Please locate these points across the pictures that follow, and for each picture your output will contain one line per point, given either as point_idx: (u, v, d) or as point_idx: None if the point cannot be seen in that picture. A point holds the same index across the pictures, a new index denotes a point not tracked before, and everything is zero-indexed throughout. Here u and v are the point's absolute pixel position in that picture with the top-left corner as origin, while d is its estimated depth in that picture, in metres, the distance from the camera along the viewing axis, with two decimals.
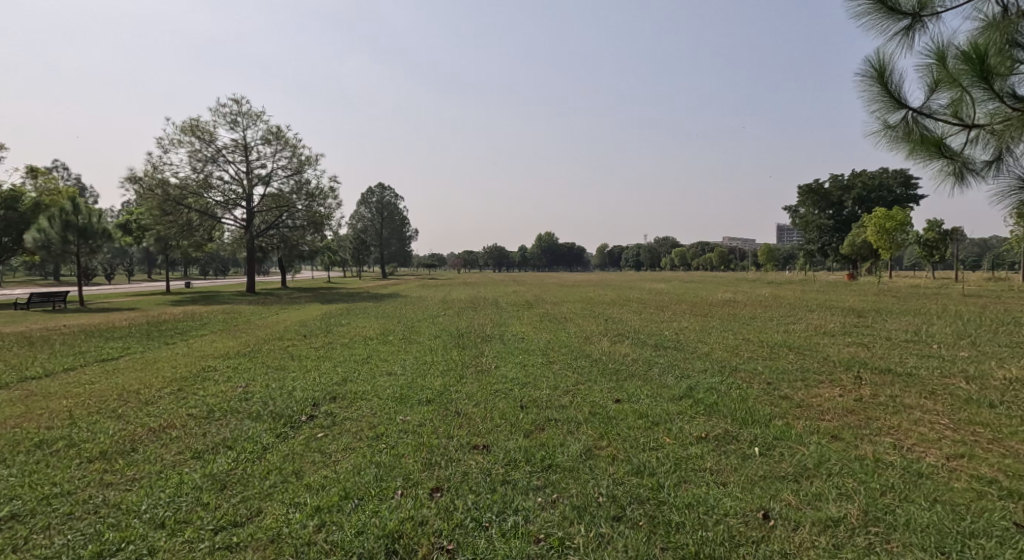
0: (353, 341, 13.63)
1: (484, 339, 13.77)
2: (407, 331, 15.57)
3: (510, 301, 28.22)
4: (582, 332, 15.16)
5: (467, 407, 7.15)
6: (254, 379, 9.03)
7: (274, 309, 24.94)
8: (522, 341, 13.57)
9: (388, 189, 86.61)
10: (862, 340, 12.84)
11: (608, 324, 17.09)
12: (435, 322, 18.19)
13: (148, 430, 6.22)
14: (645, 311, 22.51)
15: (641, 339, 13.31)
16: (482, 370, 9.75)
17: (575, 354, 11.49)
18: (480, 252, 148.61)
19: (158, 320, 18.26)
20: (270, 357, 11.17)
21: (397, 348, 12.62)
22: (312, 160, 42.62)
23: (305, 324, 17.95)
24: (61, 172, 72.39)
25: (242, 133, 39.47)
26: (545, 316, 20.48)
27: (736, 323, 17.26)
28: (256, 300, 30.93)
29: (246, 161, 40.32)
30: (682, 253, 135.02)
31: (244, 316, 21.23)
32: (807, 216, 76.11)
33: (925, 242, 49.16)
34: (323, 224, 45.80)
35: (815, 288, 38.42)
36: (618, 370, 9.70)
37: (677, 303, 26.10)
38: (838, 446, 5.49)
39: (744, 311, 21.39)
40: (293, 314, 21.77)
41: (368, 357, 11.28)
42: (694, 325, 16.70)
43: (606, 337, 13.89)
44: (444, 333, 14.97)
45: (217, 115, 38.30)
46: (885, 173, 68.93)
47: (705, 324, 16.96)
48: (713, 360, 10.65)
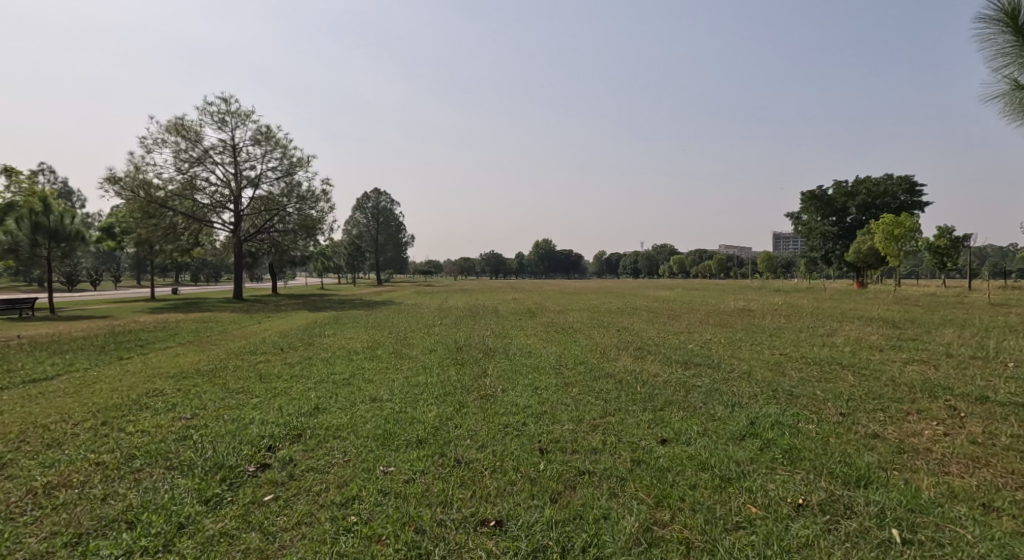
0: (337, 356, 11.95)
1: (487, 353, 12.12)
2: (400, 343, 13.91)
3: (511, 310, 26.51)
4: (596, 345, 13.51)
5: (472, 453, 5.47)
6: (205, 408, 7.30)
7: (259, 317, 23.21)
8: (530, 355, 11.91)
9: (384, 195, 84.80)
10: (921, 356, 11.14)
11: (623, 336, 15.37)
12: (431, 333, 16.47)
13: (28, 492, 4.53)
14: (658, 320, 20.82)
15: (666, 355, 11.61)
16: (487, 396, 8.08)
17: (594, 372, 9.86)
18: (478, 259, 146.92)
19: (125, 330, 16.54)
20: (234, 377, 9.43)
21: (386, 365, 10.93)
22: (303, 161, 41.07)
23: (286, 335, 16.18)
24: (47, 176, 70.57)
25: (230, 133, 37.74)
26: (550, 326, 18.80)
27: (765, 335, 15.58)
28: (241, 308, 29.18)
29: (235, 162, 38.62)
30: (681, 261, 133.37)
31: (222, 325, 19.42)
32: (810, 223, 74.65)
33: (936, 250, 47.61)
34: (315, 229, 44.07)
35: (828, 296, 36.73)
36: (651, 395, 8.05)
37: (690, 312, 24.39)
38: (1007, 526, 3.85)
39: (766, 321, 19.74)
40: (276, 323, 20.00)
41: (351, 377, 9.58)
42: (718, 337, 14.99)
43: (625, 352, 12.25)
44: (440, 347, 13.28)
45: (204, 113, 36.56)
46: (890, 180, 67.58)
47: (730, 337, 15.25)
48: (760, 382, 9.01)
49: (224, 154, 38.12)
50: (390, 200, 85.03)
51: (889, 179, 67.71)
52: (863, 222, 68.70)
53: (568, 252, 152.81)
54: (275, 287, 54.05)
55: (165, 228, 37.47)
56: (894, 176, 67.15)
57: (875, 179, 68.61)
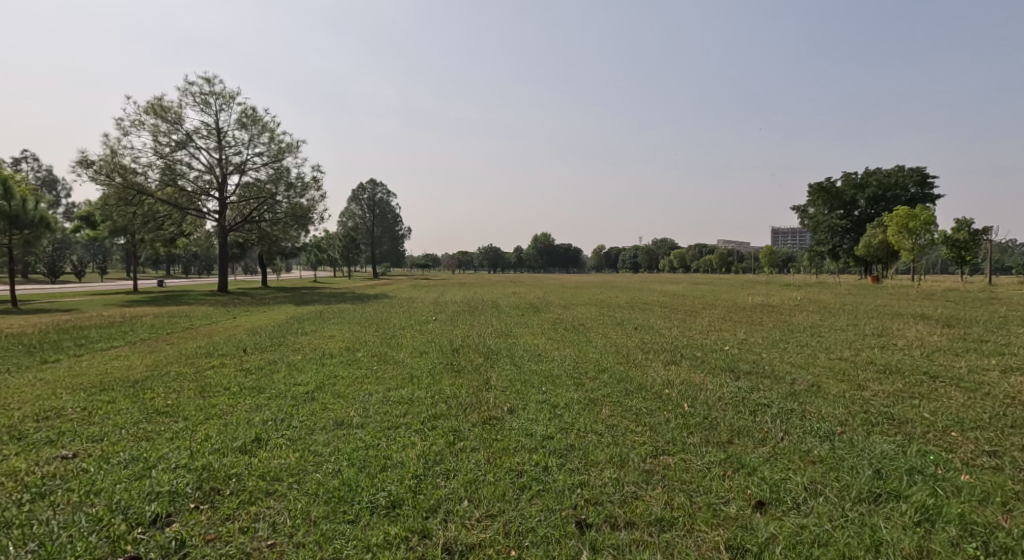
0: (309, 360, 9.95)
1: (490, 356, 10.11)
2: (386, 344, 11.89)
3: (512, 304, 24.56)
4: (618, 347, 11.51)
5: (473, 535, 3.63)
6: (99, 442, 5.27)
7: (236, 311, 21.19)
8: (541, 360, 9.87)
9: (380, 186, 82.60)
10: (1015, 363, 9.19)
11: (643, 336, 13.39)
12: (424, 331, 14.44)
13: None
14: (675, 317, 18.82)
15: (703, 362, 9.63)
16: (490, 419, 6.08)
17: (624, 385, 7.84)
18: (477, 253, 144.84)
19: (72, 325, 14.47)
20: (167, 390, 7.40)
21: (369, 372, 8.98)
22: (292, 146, 39.07)
23: (256, 333, 14.16)
24: (30, 163, 68.23)
25: (214, 117, 35.57)
26: (557, 323, 16.78)
27: (806, 334, 13.56)
28: (223, 302, 27.15)
29: (219, 146, 36.38)
30: (681, 256, 131.38)
31: (190, 320, 17.37)
32: (817, 216, 72.99)
33: (953, 243, 45.70)
34: (306, 218, 41.95)
35: (845, 291, 34.86)
36: (709, 421, 6.04)
37: (706, 308, 22.47)
38: None
39: (797, 318, 17.76)
40: (252, 319, 17.98)
41: (318, 389, 7.59)
42: (753, 338, 13.02)
43: (655, 355, 10.32)
44: (435, 348, 11.26)
45: (185, 95, 34.35)
46: (901, 171, 65.61)
47: (766, 337, 13.29)
48: (843, 400, 6.99)
49: (208, 138, 35.96)
50: (386, 191, 82.84)
51: (901, 171, 65.66)
52: (873, 215, 66.79)
53: (567, 246, 150.71)
54: (265, 280, 51.84)
55: (145, 216, 35.40)
56: (905, 168, 65.13)
57: (885, 170, 66.57)
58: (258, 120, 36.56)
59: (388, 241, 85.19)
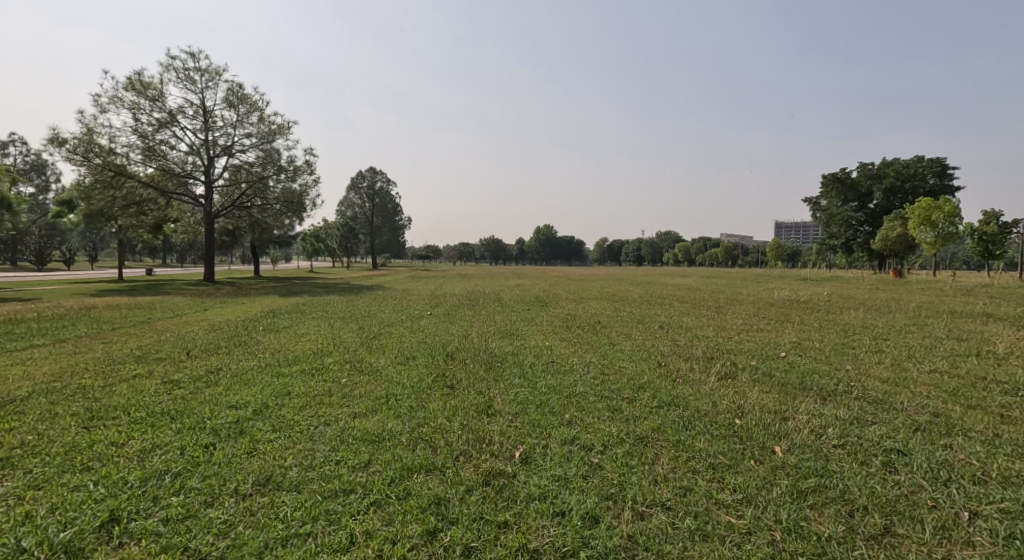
0: (264, 367, 7.88)
1: (496, 365, 7.98)
2: (369, 345, 9.82)
3: (517, 297, 22.59)
4: (652, 352, 9.41)
5: None
6: None
7: (212, 303, 19.22)
8: (558, 371, 7.76)
9: (380, 174, 80.33)
10: None
11: (673, 338, 11.32)
12: (415, 329, 12.38)
13: None
14: (700, 314, 16.75)
15: (764, 375, 7.54)
16: (495, 479, 4.02)
17: (679, 413, 5.77)
18: (479, 244, 143.00)
19: (6, 318, 12.43)
20: (39, 416, 5.28)
21: (339, 385, 6.89)
22: (283, 127, 37.05)
23: (218, 330, 12.10)
24: (18, 146, 65.94)
25: (199, 95, 33.36)
26: (569, 320, 14.71)
27: (866, 336, 11.48)
28: (205, 291, 25.17)
29: (204, 126, 34.14)
30: (686, 249, 129.19)
31: (151, 312, 15.32)
32: (829, 208, 70.90)
33: (981, 236, 43.45)
34: (299, 205, 39.82)
35: (867, 286, 32.98)
36: (831, 486, 3.93)
37: (732, 303, 20.41)
38: None
39: (840, 317, 15.71)
40: (224, 312, 15.92)
41: (258, 415, 5.50)
42: (805, 341, 10.94)
43: (703, 364, 8.23)
44: (428, 351, 9.19)
45: (167, 70, 32.02)
46: (920, 162, 63.14)
47: (820, 339, 11.18)
48: (1006, 442, 4.84)
49: (193, 117, 33.77)
50: (385, 179, 80.58)
51: (919, 163, 63.40)
52: (889, 208, 64.68)
53: (570, 238, 148.59)
54: (257, 269, 49.83)
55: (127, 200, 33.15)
56: (925, 158, 62.73)
57: (903, 161, 64.30)
58: (247, 98, 34.41)
59: (388, 232, 82.98)
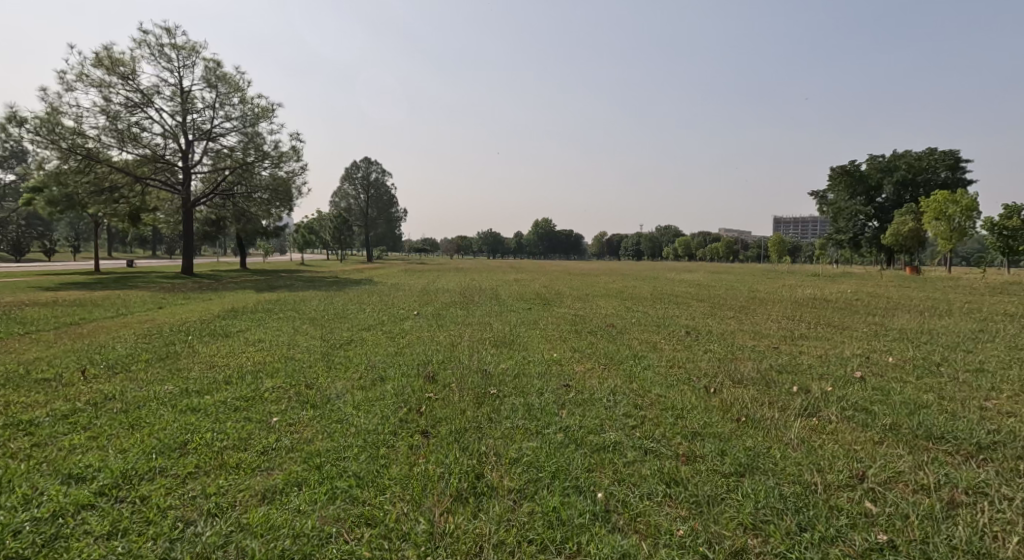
0: (174, 395, 5.77)
1: (492, 395, 5.96)
2: (334, 360, 7.80)
3: (516, 294, 20.65)
4: (693, 372, 7.41)
5: None
6: None
7: (176, 298, 17.21)
8: (577, 404, 5.75)
9: (375, 164, 78.04)
10: None
11: (706, 350, 9.38)
12: (396, 335, 10.43)
13: None
14: (725, 316, 14.79)
15: (855, 412, 5.57)
16: None
17: (770, 490, 3.78)
18: (476, 238, 140.98)
19: None
20: None
21: (265, 429, 4.82)
22: (267, 110, 34.80)
23: (158, 335, 10.03)
24: None
25: (175, 73, 30.95)
26: (577, 323, 12.74)
27: (937, 347, 9.58)
28: (178, 285, 23.11)
29: (182, 107, 31.73)
30: (686, 244, 127.00)
31: (95, 311, 13.27)
32: (837, 202, 68.96)
33: (1001, 231, 41.52)
34: (286, 193, 37.60)
35: (889, 282, 31.00)
36: None
37: (754, 303, 18.48)
38: None
39: (887, 320, 13.80)
40: (183, 310, 13.93)
41: (104, 500, 3.47)
42: (867, 354, 9.02)
43: (768, 394, 6.24)
44: (408, 370, 7.11)
45: (140, 45, 29.57)
46: (933, 154, 61.17)
47: (884, 351, 9.25)
48: None
49: (169, 97, 31.35)
50: (381, 170, 78.44)
51: (931, 155, 61.50)
52: (899, 201, 62.78)
53: (569, 232, 146.44)
54: (244, 261, 47.70)
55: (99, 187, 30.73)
56: (937, 150, 60.80)
57: (914, 154, 62.34)
58: (227, 77, 32.02)
59: (383, 224, 80.77)
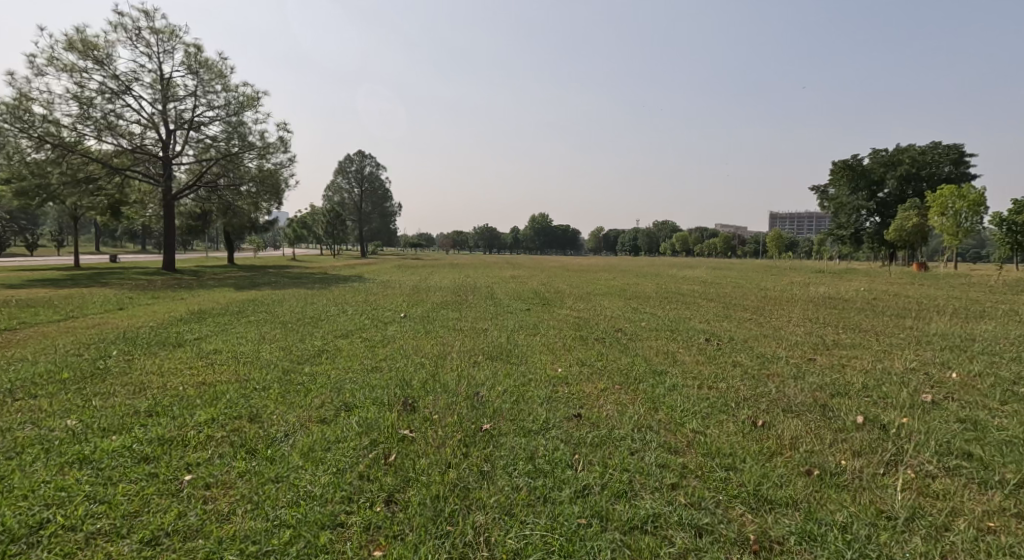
0: (67, 438, 4.38)
1: (485, 434, 4.69)
2: (296, 381, 6.49)
3: (512, 292, 19.38)
4: (728, 397, 6.15)
5: None
6: None
7: (145, 297, 15.85)
8: (594, 450, 4.49)
9: (369, 157, 76.45)
10: None
11: (732, 363, 8.12)
12: (376, 344, 9.13)
13: None
14: (742, 319, 13.51)
15: (953, 458, 4.34)
16: None
17: None
18: (472, 233, 139.55)
19: None
20: None
21: (170, 497, 3.51)
22: (252, 98, 33.20)
23: (100, 342, 8.69)
24: None
25: (153, 58, 29.28)
26: (581, 327, 11.45)
27: (997, 358, 8.32)
28: (154, 282, 21.74)
29: (162, 94, 30.06)
30: (684, 239, 125.80)
31: (44, 313, 11.95)
32: (839, 197, 67.85)
33: (1010, 227, 40.33)
34: (274, 186, 36.02)
35: (900, 280, 29.69)
36: None
37: (768, 304, 17.24)
38: None
39: (921, 324, 12.52)
40: (145, 312, 12.63)
41: None
42: (919, 368, 7.76)
43: (831, 430, 4.99)
44: (382, 395, 5.81)
45: (115, 27, 27.88)
46: (936, 148, 60.02)
47: (938, 365, 7.99)
48: None
49: (148, 84, 29.72)
50: (375, 163, 76.88)
51: (935, 149, 60.29)
52: (902, 196, 61.70)
53: (565, 227, 145.01)
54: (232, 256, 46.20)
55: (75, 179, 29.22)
56: (941, 144, 59.62)
57: (918, 148, 61.08)
58: (209, 63, 30.35)
59: (378, 219, 79.25)
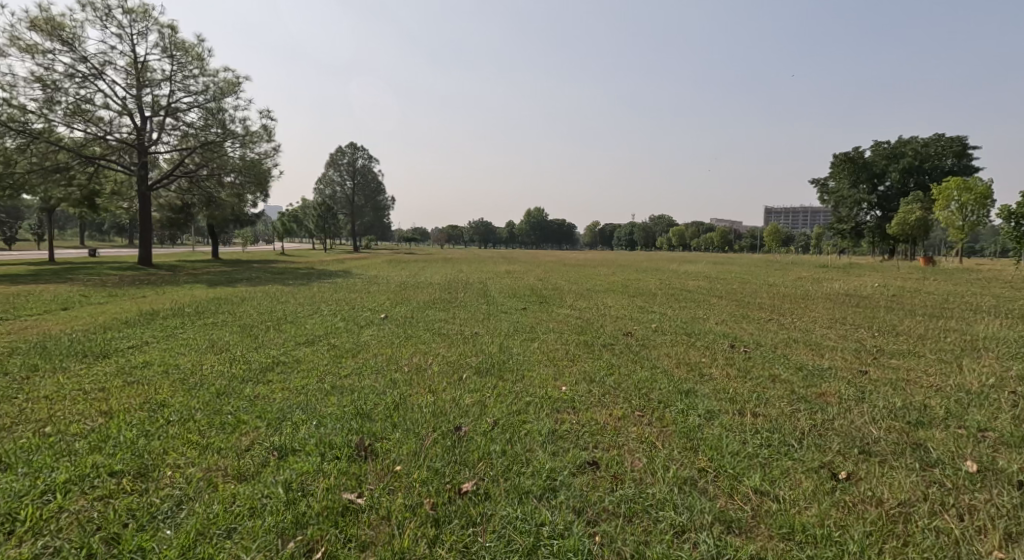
0: None
1: (464, 512, 3.32)
2: (227, 409, 5.02)
3: (507, 288, 17.96)
4: (785, 429, 4.79)
5: None
6: None
7: (102, 295, 14.35)
8: (628, 541, 3.12)
9: (361, 149, 74.61)
10: None
11: (770, 378, 6.74)
12: (344, 354, 7.68)
13: None
14: (761, 320, 12.14)
15: None
16: None
17: None
18: (467, 227, 137.76)
19: None
20: None
21: None
22: (233, 83, 31.58)
23: (13, 351, 7.23)
24: None
25: (125, 39, 27.55)
26: (585, 331, 10.01)
27: None
28: (122, 278, 20.25)
29: (135, 78, 28.32)
30: (681, 234, 124.62)
31: None
32: (839, 190, 66.63)
33: (1018, 220, 39.14)
34: (259, 177, 34.32)
35: (910, 275, 28.43)
36: None
37: (784, 302, 15.91)
38: None
39: (962, 326, 11.19)
40: (93, 313, 11.19)
41: None
42: (1000, 384, 6.38)
43: (943, 489, 3.66)
44: (333, 432, 4.37)
45: (83, 6, 26.13)
46: (939, 140, 58.81)
47: (1018, 380, 6.63)
48: None
49: (120, 68, 28.00)
50: (367, 156, 75.07)
51: (938, 141, 59.09)
52: (904, 189, 60.52)
53: (561, 221, 143.40)
54: (216, 250, 44.51)
55: (44, 169, 27.58)
56: (944, 136, 58.42)
57: (921, 140, 59.92)
58: (185, 45, 28.67)
59: (370, 213, 77.54)
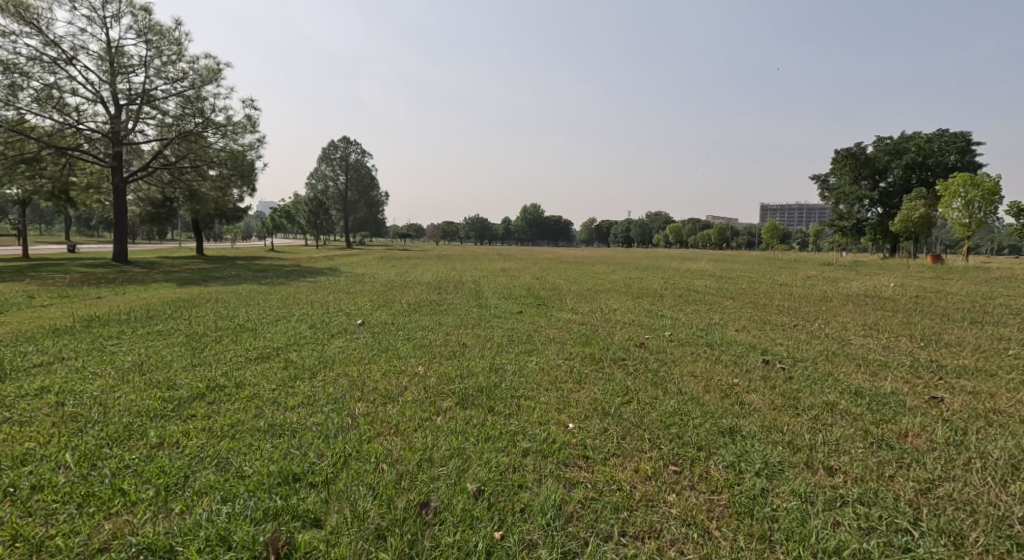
0: None
1: None
2: (108, 472, 3.57)
3: (502, 288, 16.58)
4: (887, 502, 3.42)
5: None
6: None
7: (52, 296, 12.88)
8: None
9: (354, 143, 72.87)
10: None
11: (829, 410, 5.35)
12: (299, 375, 6.25)
13: None
14: (786, 328, 10.78)
15: None
16: None
17: None
18: (463, 223, 136.18)
19: None
20: None
21: None
22: (213, 71, 29.99)
23: None
24: None
25: (96, 22, 25.95)
26: (590, 341, 8.63)
27: None
28: (88, 276, 18.79)
29: (107, 64, 26.71)
30: (678, 231, 123.49)
31: None
32: (840, 187, 65.45)
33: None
34: (242, 170, 32.73)
35: (923, 274, 27.15)
36: None
37: (803, 305, 14.58)
38: None
39: (1016, 335, 9.87)
40: (27, 318, 9.76)
41: None
42: None
43: None
44: (244, 510, 3.29)
45: None
46: (943, 136, 57.70)
47: None
48: None
49: (92, 53, 26.39)
50: (360, 150, 73.36)
51: (942, 137, 57.90)
52: (906, 185, 59.40)
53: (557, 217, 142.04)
54: (202, 246, 42.95)
55: (11, 160, 26.00)
56: (948, 132, 57.27)
57: (924, 136, 58.78)
58: (162, 30, 27.09)
59: (364, 208, 76.09)
